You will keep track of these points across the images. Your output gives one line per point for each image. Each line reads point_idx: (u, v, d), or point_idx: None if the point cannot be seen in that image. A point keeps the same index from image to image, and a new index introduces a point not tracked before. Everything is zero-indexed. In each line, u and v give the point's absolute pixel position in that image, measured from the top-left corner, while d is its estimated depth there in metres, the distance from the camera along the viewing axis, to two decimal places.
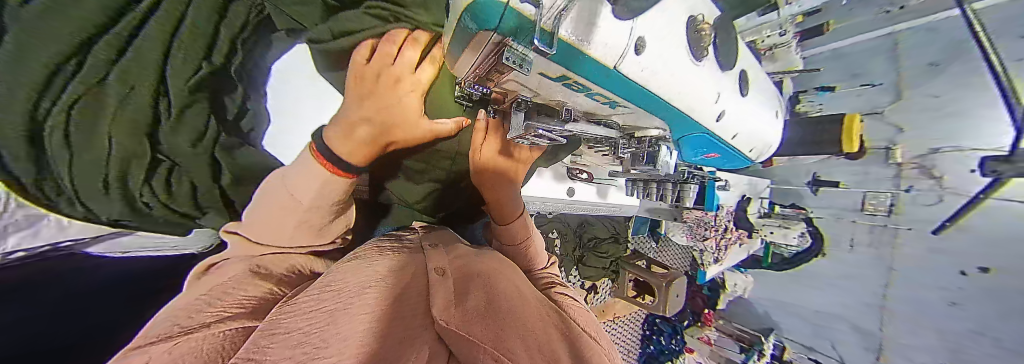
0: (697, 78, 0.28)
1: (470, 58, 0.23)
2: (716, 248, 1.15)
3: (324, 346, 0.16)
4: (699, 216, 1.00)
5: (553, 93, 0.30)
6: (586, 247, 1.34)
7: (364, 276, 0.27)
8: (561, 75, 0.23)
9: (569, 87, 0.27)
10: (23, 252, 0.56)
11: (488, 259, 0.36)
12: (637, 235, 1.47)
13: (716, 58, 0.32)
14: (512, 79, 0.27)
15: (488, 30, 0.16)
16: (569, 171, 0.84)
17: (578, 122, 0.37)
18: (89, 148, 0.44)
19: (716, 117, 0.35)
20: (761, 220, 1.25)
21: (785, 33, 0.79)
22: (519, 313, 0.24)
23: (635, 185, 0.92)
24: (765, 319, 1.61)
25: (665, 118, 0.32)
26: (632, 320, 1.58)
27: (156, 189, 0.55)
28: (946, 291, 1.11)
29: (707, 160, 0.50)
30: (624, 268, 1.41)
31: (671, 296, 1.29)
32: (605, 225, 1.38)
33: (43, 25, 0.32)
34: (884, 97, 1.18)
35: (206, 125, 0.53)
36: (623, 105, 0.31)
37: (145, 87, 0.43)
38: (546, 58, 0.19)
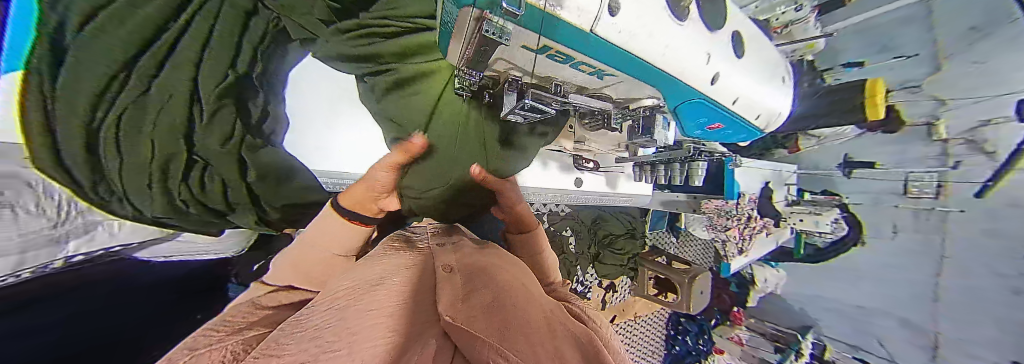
0: (683, 40, 0.28)
1: (458, 42, 0.26)
2: (739, 238, 1.09)
3: (336, 339, 0.16)
4: (717, 206, 0.98)
5: (540, 67, 0.31)
6: (601, 245, 1.30)
7: (375, 274, 0.27)
8: (542, 46, 0.24)
9: (554, 58, 0.27)
10: (81, 257, 0.45)
11: (495, 257, 0.36)
12: (654, 231, 1.43)
13: (702, 17, 0.30)
14: (495, 58, 0.28)
15: (467, 6, 0.18)
16: (575, 162, 0.82)
17: (569, 96, 0.38)
18: (134, 150, 0.40)
19: (709, 82, 0.34)
20: (787, 208, 1.18)
21: (801, 7, 0.76)
22: (524, 309, 0.24)
23: (643, 172, 0.90)
24: (802, 317, 1.49)
25: (657, 85, 0.31)
26: (654, 320, 1.53)
27: (193, 189, 0.49)
28: (1005, 279, 0.99)
29: (709, 133, 0.49)
30: (643, 265, 1.36)
31: (694, 293, 1.23)
32: (620, 220, 1.33)
33: (91, 42, 0.30)
34: (922, 68, 1.07)
35: (233, 126, 0.50)
36: (610, 74, 0.31)
37: (182, 99, 0.42)
38: (521, 25, 0.20)
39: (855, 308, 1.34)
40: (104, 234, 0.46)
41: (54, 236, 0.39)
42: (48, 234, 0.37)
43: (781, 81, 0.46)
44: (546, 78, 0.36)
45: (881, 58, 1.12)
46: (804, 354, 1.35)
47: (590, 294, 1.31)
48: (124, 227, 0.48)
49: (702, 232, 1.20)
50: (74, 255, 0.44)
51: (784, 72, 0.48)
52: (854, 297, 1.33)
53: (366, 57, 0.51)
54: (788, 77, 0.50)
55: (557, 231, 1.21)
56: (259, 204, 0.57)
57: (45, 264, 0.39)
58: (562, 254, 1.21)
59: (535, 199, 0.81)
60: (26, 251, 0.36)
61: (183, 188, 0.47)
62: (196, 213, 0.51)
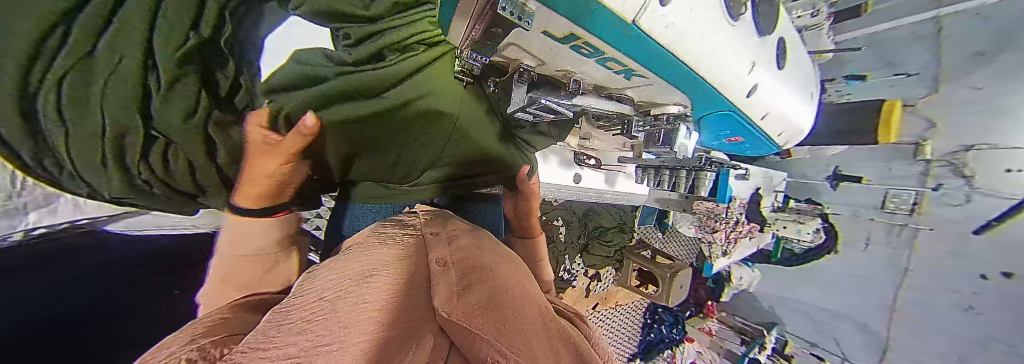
0: (729, 42, 0.25)
1: (466, 24, 0.24)
2: (725, 241, 1.13)
3: (326, 333, 0.15)
4: (709, 208, 1.00)
5: (555, 59, 0.28)
6: (591, 236, 1.33)
7: (365, 265, 0.26)
8: (568, 35, 0.21)
9: (578, 50, 0.25)
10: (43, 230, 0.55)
11: (490, 251, 0.36)
12: (643, 226, 1.46)
13: (755, 20, 0.28)
14: (508, 41, 0.25)
15: None
16: (576, 157, 0.81)
17: (586, 95, 0.35)
18: (81, 125, 0.35)
19: (746, 92, 0.31)
20: (773, 214, 1.22)
21: (817, 14, 0.73)
22: (519, 304, 0.24)
23: (647, 173, 0.93)
24: (768, 314, 1.58)
25: (688, 88, 0.29)
26: (634, 308, 1.60)
27: (156, 170, 0.43)
28: (961, 295, 1.09)
29: (727, 142, 0.48)
30: (628, 258, 1.41)
31: (675, 286, 1.29)
32: (611, 214, 1.36)
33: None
34: (919, 89, 1.09)
35: (199, 96, 0.39)
36: (638, 73, 0.29)
37: (135, 67, 0.34)
38: (548, 7, 0.17)
39: (824, 311, 1.41)
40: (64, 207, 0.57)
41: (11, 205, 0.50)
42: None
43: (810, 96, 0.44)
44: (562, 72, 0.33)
45: (884, 73, 1.14)
46: (767, 347, 1.43)
47: (575, 282, 1.35)
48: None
49: (691, 230, 1.24)
50: (35, 229, 0.54)
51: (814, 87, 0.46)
52: (821, 301, 1.41)
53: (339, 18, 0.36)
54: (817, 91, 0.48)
55: (548, 221, 1.23)
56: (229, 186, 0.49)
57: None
58: (551, 242, 1.24)
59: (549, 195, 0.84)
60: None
61: (145, 169, 0.42)
62: (162, 193, 0.47)
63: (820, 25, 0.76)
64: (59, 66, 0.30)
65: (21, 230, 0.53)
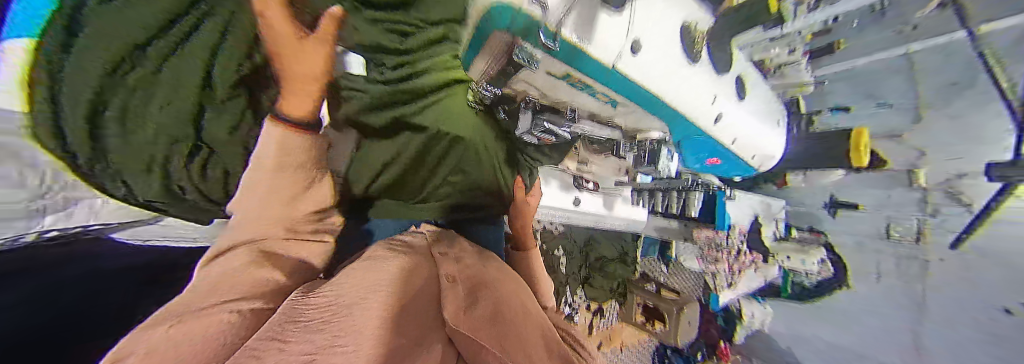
0: (689, 82, 0.31)
1: (481, 63, 0.28)
2: (730, 272, 1.13)
3: (336, 347, 0.15)
4: (710, 235, 1.00)
5: (556, 93, 0.32)
6: (592, 267, 1.30)
7: (379, 269, 0.26)
8: (565, 74, 0.25)
9: (574, 86, 0.29)
10: None
11: (492, 265, 0.37)
12: (645, 258, 1.37)
13: (710, 61, 0.35)
14: (519, 79, 0.29)
15: (501, 30, 0.19)
16: (575, 181, 0.83)
17: (581, 122, 0.39)
18: (131, 131, 0.31)
19: (712, 120, 0.37)
20: (776, 244, 1.21)
21: (791, 51, 0.80)
22: (521, 319, 0.25)
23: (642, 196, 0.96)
24: (787, 354, 1.48)
25: (667, 119, 0.34)
26: (642, 350, 1.48)
27: (195, 180, 0.38)
28: (981, 326, 1.03)
29: (707, 168, 0.52)
30: (633, 291, 1.39)
31: (683, 322, 1.24)
32: (612, 243, 1.32)
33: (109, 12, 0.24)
34: (901, 119, 1.12)
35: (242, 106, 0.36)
36: (625, 105, 0.33)
37: (192, 85, 0.31)
38: (551, 56, 0.21)
39: (843, 348, 1.34)
40: None
41: None
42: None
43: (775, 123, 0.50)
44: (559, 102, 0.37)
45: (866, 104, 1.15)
46: None
47: (577, 317, 1.28)
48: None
49: (695, 263, 1.20)
50: None
51: (778, 117, 0.52)
52: (839, 337, 1.34)
53: (385, 46, 0.43)
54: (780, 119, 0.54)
55: (548, 250, 1.21)
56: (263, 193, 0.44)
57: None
58: (552, 274, 1.21)
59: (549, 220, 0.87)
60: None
61: (184, 175, 0.37)
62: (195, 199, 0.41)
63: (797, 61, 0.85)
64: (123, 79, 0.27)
65: None
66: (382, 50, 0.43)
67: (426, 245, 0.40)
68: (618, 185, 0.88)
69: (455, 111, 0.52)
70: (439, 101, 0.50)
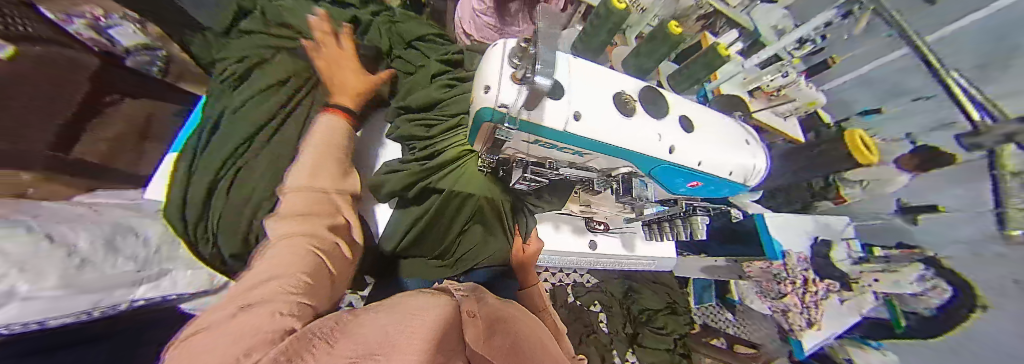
0: (632, 126, 0.37)
1: (479, 139, 0.42)
2: (804, 307, 0.93)
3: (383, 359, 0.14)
4: (763, 267, 0.91)
5: (536, 152, 0.42)
6: (639, 323, 1.11)
7: (409, 305, 0.24)
8: (533, 139, 0.37)
9: (543, 146, 0.39)
10: (141, 302, 0.48)
11: (508, 307, 0.36)
12: (702, 305, 1.24)
13: (645, 110, 0.40)
14: (509, 145, 0.40)
15: (486, 120, 0.35)
16: (587, 223, 0.81)
17: (563, 169, 0.45)
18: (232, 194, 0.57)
19: (669, 151, 0.40)
20: (852, 266, 0.99)
21: (787, 75, 0.84)
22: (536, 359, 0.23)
23: (653, 231, 0.74)
24: None
25: (623, 155, 0.39)
26: None
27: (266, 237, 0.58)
28: None
29: (696, 191, 0.51)
30: (697, 351, 1.14)
31: None
32: (656, 292, 1.14)
33: (251, 123, 0.61)
34: None
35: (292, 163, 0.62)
36: (588, 153, 0.40)
37: (259, 144, 0.61)
38: (519, 130, 0.35)
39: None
40: (167, 282, 0.52)
41: (139, 279, 0.48)
42: (131, 276, 0.46)
43: (748, 142, 0.49)
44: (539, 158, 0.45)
45: None
46: None
47: None
48: (184, 278, 0.56)
49: (764, 307, 1.03)
50: (137, 300, 0.47)
51: (752, 136, 0.51)
52: None
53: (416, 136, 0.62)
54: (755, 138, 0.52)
55: (584, 306, 1.11)
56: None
57: (119, 302, 0.44)
58: (594, 335, 1.06)
59: (552, 262, 0.81)
60: (110, 288, 0.42)
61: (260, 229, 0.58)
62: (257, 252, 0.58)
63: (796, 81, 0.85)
64: (248, 154, 0.60)
65: (128, 300, 0.45)
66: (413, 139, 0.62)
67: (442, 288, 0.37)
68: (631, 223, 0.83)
69: (470, 178, 0.59)
70: (460, 164, 0.60)
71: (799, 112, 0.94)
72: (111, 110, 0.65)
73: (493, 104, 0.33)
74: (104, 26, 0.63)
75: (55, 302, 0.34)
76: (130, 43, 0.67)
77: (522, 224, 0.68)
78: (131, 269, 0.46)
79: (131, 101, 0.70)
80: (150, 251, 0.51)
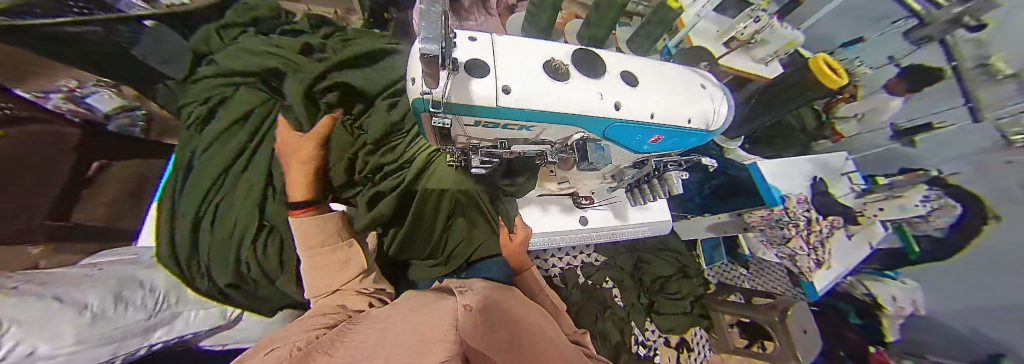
0: (569, 90, 0.36)
1: (428, 131, 0.42)
2: (809, 248, 0.93)
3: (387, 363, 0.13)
4: (764, 216, 0.89)
5: (482, 131, 0.41)
6: (651, 292, 1.13)
7: (418, 307, 0.23)
8: (475, 120, 0.37)
9: (488, 126, 0.39)
10: (158, 344, 0.50)
11: (516, 302, 0.35)
12: (714, 265, 1.24)
13: (581, 72, 0.38)
14: (456, 131, 0.41)
15: (424, 111, 0.34)
16: (575, 201, 0.81)
17: (517, 148, 0.44)
18: (217, 230, 0.61)
19: (615, 109, 0.38)
20: (860, 200, 1.02)
21: (759, 19, 0.82)
22: (542, 359, 0.23)
23: (635, 195, 0.70)
24: None
25: (566, 122, 0.38)
26: None
27: (258, 264, 0.61)
28: None
29: (662, 146, 0.49)
30: (715, 310, 1.15)
31: (794, 333, 0.98)
32: (665, 259, 1.16)
33: (218, 163, 0.63)
34: None
35: (261, 191, 0.62)
36: (531, 125, 0.39)
37: (231, 182, 0.63)
38: (454, 114, 0.34)
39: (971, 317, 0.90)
40: (182, 322, 0.55)
41: (149, 325, 0.49)
42: (142, 324, 0.47)
43: (702, 86, 0.47)
44: (491, 140, 0.46)
45: None
46: None
47: (659, 359, 1.09)
48: (197, 317, 0.57)
49: (771, 255, 1.02)
50: (155, 342, 0.49)
51: (705, 79, 0.49)
52: None
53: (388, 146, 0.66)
54: (715, 81, 0.50)
55: (597, 285, 1.10)
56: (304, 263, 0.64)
57: (134, 350, 0.46)
58: (611, 311, 1.06)
59: (547, 245, 0.81)
60: (124, 338, 0.44)
61: (249, 257, 0.60)
62: (252, 279, 0.61)
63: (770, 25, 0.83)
64: (221, 192, 0.62)
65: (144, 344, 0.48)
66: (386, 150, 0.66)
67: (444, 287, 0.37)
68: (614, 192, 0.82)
69: (443, 174, 0.62)
70: (433, 163, 0.63)
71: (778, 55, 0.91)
72: (100, 176, 0.68)
73: (418, 93, 0.32)
74: (82, 96, 0.64)
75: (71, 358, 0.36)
76: (108, 109, 0.68)
77: (503, 212, 0.68)
78: (141, 317, 0.48)
79: (122, 162, 0.72)
80: (158, 297, 0.53)
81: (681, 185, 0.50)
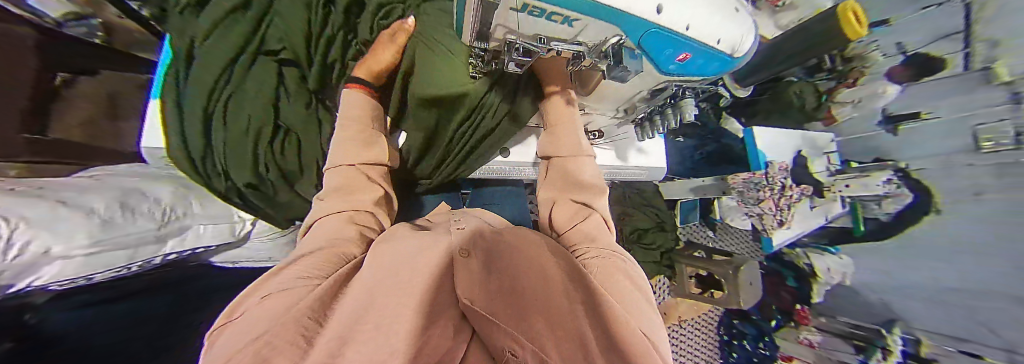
0: None
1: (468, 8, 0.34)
2: (778, 210, 0.99)
3: (379, 340, 0.18)
4: (745, 178, 0.95)
5: (526, 26, 0.34)
6: (631, 242, 1.25)
7: (410, 270, 0.29)
8: (522, 4, 0.28)
9: (532, 14, 0.31)
10: (173, 255, 0.55)
11: (516, 239, 0.40)
12: (688, 224, 1.36)
13: None
14: (496, 23, 0.34)
15: None
16: (583, 137, 0.84)
17: (551, 46, 0.38)
18: (229, 126, 0.58)
19: (676, 15, 0.33)
20: (831, 178, 1.08)
21: None
22: (540, 279, 0.27)
23: (645, 131, 0.80)
24: (880, 311, 1.20)
25: (619, 24, 0.33)
26: (704, 322, 1.44)
27: (276, 164, 0.62)
28: None
29: (686, 70, 0.47)
30: (679, 261, 1.30)
31: (742, 286, 1.16)
32: (647, 214, 1.26)
33: (213, 49, 0.53)
34: None
35: (275, 94, 0.59)
36: (580, 20, 0.32)
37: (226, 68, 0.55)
38: None
39: (897, 289, 1.15)
40: (194, 233, 0.57)
41: (161, 235, 0.51)
42: (154, 233, 0.49)
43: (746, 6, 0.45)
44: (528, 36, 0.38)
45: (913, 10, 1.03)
46: (897, 353, 1.13)
47: None
48: (208, 230, 0.60)
49: (740, 222, 1.14)
50: (169, 255, 0.54)
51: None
52: None
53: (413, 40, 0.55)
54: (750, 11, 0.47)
55: None
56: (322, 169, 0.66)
57: (151, 258, 0.50)
58: None
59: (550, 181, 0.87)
60: (139, 246, 0.47)
61: (269, 157, 0.61)
62: (274, 179, 0.63)
63: None
64: (224, 87, 0.56)
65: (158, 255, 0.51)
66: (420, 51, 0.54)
67: (449, 227, 0.43)
68: (622, 128, 0.85)
69: (454, 77, 0.53)
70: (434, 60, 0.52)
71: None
72: (69, 91, 0.59)
73: None
74: None
75: (90, 260, 0.40)
76: (57, 16, 0.57)
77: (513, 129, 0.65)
78: (153, 227, 0.49)
79: (90, 77, 0.64)
80: (164, 208, 0.52)
81: (693, 113, 0.58)
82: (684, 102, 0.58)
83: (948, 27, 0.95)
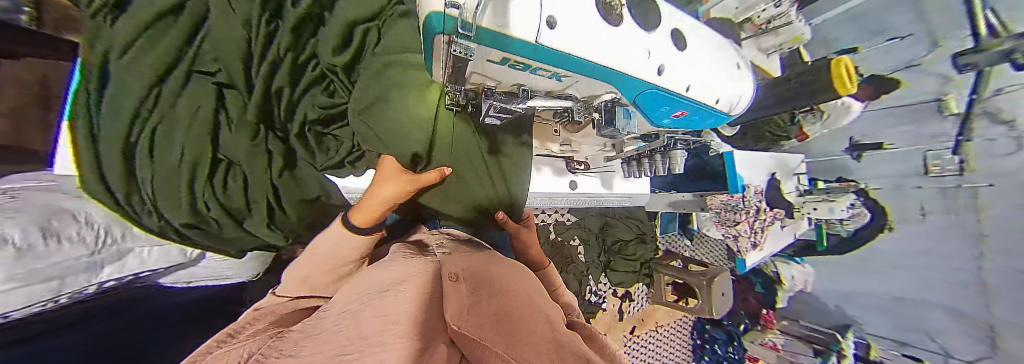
0: (621, 39, 0.32)
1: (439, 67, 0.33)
2: (752, 232, 1.03)
3: (361, 353, 0.15)
4: (724, 201, 0.99)
5: (506, 77, 0.35)
6: (611, 252, 1.27)
7: (393, 298, 0.23)
8: (503, 59, 0.29)
9: (515, 68, 0.32)
10: (113, 282, 0.48)
11: (511, 272, 0.37)
12: (667, 234, 1.41)
13: (634, 18, 0.35)
14: (471, 71, 0.32)
15: (439, 32, 0.25)
16: (569, 165, 0.84)
17: (536, 98, 0.40)
18: (163, 157, 0.47)
19: (657, 72, 0.38)
20: (799, 198, 1.15)
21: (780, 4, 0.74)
22: (529, 324, 0.23)
23: (632, 168, 0.83)
24: (838, 316, 1.36)
25: (613, 81, 0.36)
26: (679, 328, 1.48)
27: (218, 197, 0.53)
28: None
29: (682, 123, 0.50)
30: (658, 270, 1.34)
31: (715, 295, 1.20)
32: (628, 225, 1.29)
33: (125, 68, 0.42)
34: (918, 49, 1.01)
35: (216, 120, 0.49)
36: (566, 75, 0.34)
37: (141, 93, 0.42)
38: (481, 44, 0.25)
39: (859, 295, 1.29)
40: (135, 260, 0.49)
41: (94, 261, 0.43)
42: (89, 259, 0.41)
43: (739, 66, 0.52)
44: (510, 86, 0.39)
45: (876, 41, 1.08)
46: (847, 355, 1.24)
47: (605, 304, 1.30)
48: (152, 254, 0.52)
49: (716, 232, 1.15)
50: (107, 281, 0.47)
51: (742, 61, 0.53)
52: (890, 289, 1.21)
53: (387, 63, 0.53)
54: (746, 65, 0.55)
55: (565, 241, 1.21)
56: (275, 206, 0.60)
57: (82, 288, 0.42)
58: (574, 264, 1.20)
59: (536, 204, 0.85)
60: (66, 275, 0.39)
61: (208, 193, 0.52)
62: (217, 217, 0.54)
63: (786, 14, 0.77)
64: (155, 111, 0.45)
65: (98, 282, 0.44)
66: (387, 67, 0.53)
67: (427, 253, 0.40)
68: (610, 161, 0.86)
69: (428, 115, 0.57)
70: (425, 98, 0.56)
71: (782, 48, 0.88)
72: None
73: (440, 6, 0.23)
74: None
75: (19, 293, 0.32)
76: None
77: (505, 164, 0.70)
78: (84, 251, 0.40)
79: None
80: (100, 231, 0.44)
81: (681, 161, 0.66)
82: (674, 153, 0.66)
83: (906, 59, 1.04)
